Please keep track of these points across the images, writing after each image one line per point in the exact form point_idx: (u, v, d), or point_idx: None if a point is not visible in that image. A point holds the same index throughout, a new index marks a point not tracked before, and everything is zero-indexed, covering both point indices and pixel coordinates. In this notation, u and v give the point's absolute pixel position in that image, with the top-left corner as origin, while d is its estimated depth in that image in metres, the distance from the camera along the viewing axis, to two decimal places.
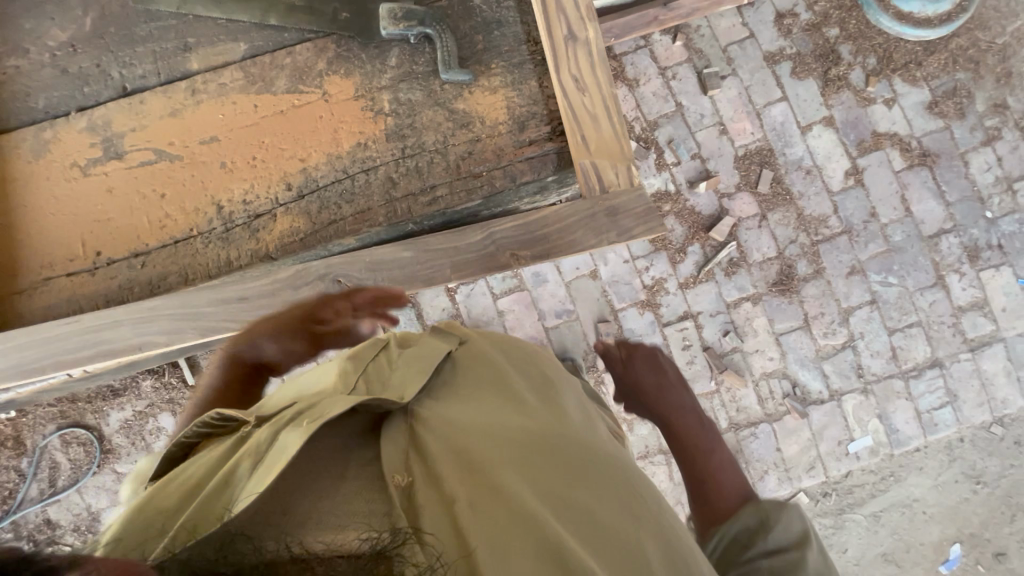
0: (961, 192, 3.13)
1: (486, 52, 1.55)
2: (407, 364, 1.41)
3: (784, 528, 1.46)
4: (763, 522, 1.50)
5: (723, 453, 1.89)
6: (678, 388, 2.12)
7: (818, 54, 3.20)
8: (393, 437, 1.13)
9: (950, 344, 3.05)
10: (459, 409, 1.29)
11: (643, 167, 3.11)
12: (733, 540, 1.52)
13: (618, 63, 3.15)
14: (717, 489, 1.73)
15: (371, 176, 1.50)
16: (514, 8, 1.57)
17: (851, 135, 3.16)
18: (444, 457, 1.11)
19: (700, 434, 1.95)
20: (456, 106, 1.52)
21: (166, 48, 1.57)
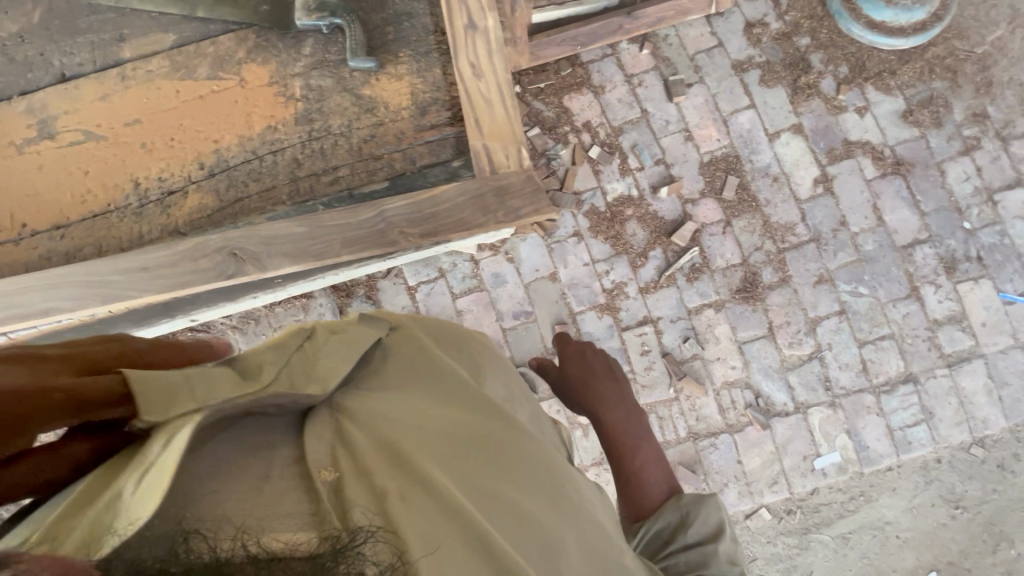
0: (937, 202, 3.02)
1: (395, 43, 1.61)
2: (336, 348, 1.16)
3: (701, 522, 1.60)
4: (684, 519, 1.61)
5: (651, 448, 1.84)
6: (615, 381, 1.92)
7: (788, 62, 3.16)
8: (314, 433, 0.97)
9: (925, 359, 2.92)
10: (389, 399, 1.14)
11: (607, 172, 3.09)
12: (656, 535, 1.63)
13: (584, 70, 3.18)
14: (643, 494, 1.74)
15: (278, 157, 1.57)
16: (424, 1, 1.63)
17: (821, 143, 3.09)
18: (373, 450, 0.97)
19: (630, 432, 1.84)
20: (363, 92, 1.59)
21: (103, 39, 1.68)
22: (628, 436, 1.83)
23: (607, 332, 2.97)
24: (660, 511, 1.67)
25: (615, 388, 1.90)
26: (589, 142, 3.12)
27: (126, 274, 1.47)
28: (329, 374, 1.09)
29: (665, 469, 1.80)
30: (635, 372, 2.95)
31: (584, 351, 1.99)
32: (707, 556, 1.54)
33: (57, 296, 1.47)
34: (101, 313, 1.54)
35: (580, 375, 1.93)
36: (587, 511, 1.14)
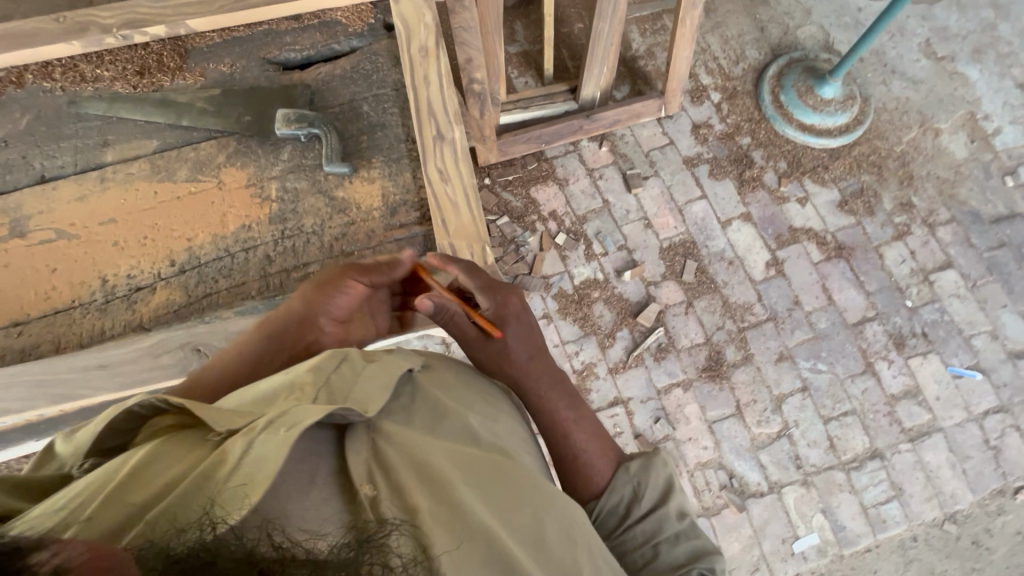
0: (880, 282, 3.24)
1: (368, 150, 1.75)
2: (377, 377, 1.23)
3: (653, 488, 1.38)
4: (638, 490, 1.37)
5: (586, 410, 1.52)
6: (533, 352, 1.53)
7: (733, 158, 3.48)
8: (358, 450, 1.09)
9: (888, 434, 2.98)
10: (428, 419, 1.23)
11: (573, 257, 3.24)
12: (614, 509, 1.37)
13: (550, 164, 3.42)
14: (582, 477, 1.41)
15: (251, 257, 1.62)
16: (397, 114, 1.79)
17: (769, 230, 3.33)
18: (405, 470, 1.06)
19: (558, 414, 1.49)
20: (336, 193, 1.69)
21: (87, 144, 1.77)
22: (557, 412, 1.49)
23: None
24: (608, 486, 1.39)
25: (532, 360, 1.51)
26: (555, 229, 3.30)
27: (84, 372, 1.46)
28: (367, 398, 1.17)
29: (602, 436, 1.48)
30: None
31: (499, 313, 1.52)
32: (664, 520, 1.33)
33: (7, 397, 1.43)
34: (50, 414, 1.50)
35: (494, 348, 1.51)
36: (597, 542, 1.13)
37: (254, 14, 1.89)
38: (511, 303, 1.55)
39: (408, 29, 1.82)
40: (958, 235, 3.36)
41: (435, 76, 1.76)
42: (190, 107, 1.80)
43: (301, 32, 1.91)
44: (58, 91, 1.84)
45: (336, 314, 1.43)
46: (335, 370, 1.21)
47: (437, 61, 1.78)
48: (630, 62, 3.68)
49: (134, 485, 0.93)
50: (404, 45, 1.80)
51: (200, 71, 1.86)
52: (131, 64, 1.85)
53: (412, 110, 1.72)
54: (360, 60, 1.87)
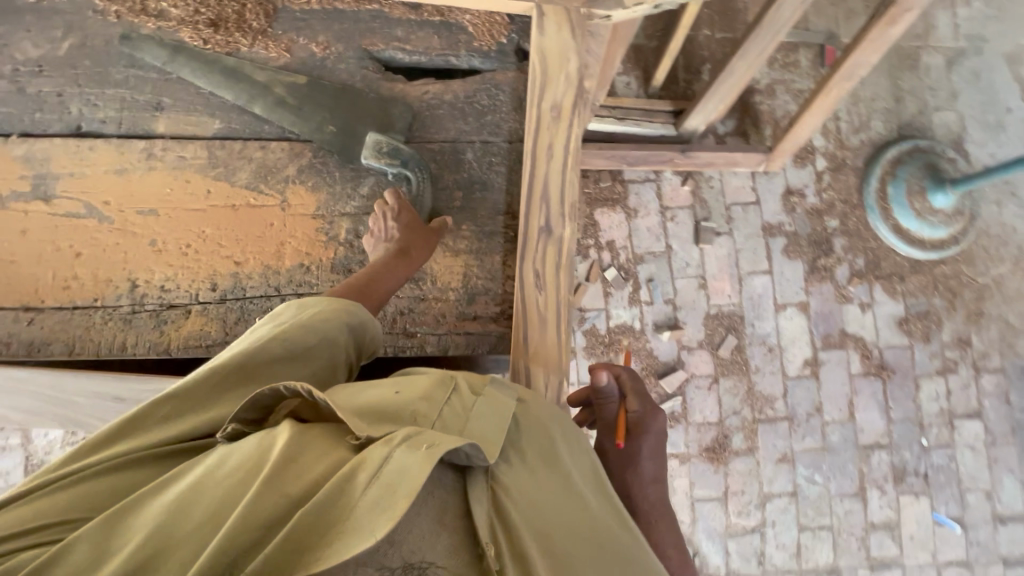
0: (905, 412, 3.15)
1: (460, 211, 1.51)
2: (494, 414, 1.10)
3: None
4: None
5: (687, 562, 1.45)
6: (657, 480, 1.49)
7: (813, 239, 3.21)
8: (478, 497, 0.95)
9: (853, 556, 3.05)
10: (538, 471, 1.07)
11: (616, 297, 3.05)
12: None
13: (623, 188, 3.12)
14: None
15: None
16: (503, 175, 1.53)
17: (819, 327, 3.16)
18: (528, 539, 0.94)
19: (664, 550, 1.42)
20: None
21: (138, 100, 1.49)
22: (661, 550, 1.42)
23: None
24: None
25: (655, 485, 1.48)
26: (607, 261, 3.07)
27: (100, 400, 1.35)
28: (485, 438, 1.04)
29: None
30: None
31: (645, 427, 1.48)
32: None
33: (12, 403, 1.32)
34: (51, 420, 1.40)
35: (626, 455, 1.49)
36: None
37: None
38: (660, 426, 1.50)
39: (544, 75, 1.50)
40: (999, 388, 3.25)
41: (560, 149, 1.48)
42: (267, 91, 1.50)
43: (416, 28, 1.57)
44: (111, 16, 1.50)
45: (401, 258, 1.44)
46: (448, 404, 1.08)
47: (568, 129, 1.49)
48: (745, 95, 3.25)
49: (280, 473, 0.84)
50: (534, 97, 1.50)
51: (287, 44, 1.53)
52: (206, 10, 1.52)
53: (523, 185, 1.47)
54: (477, 90, 1.56)
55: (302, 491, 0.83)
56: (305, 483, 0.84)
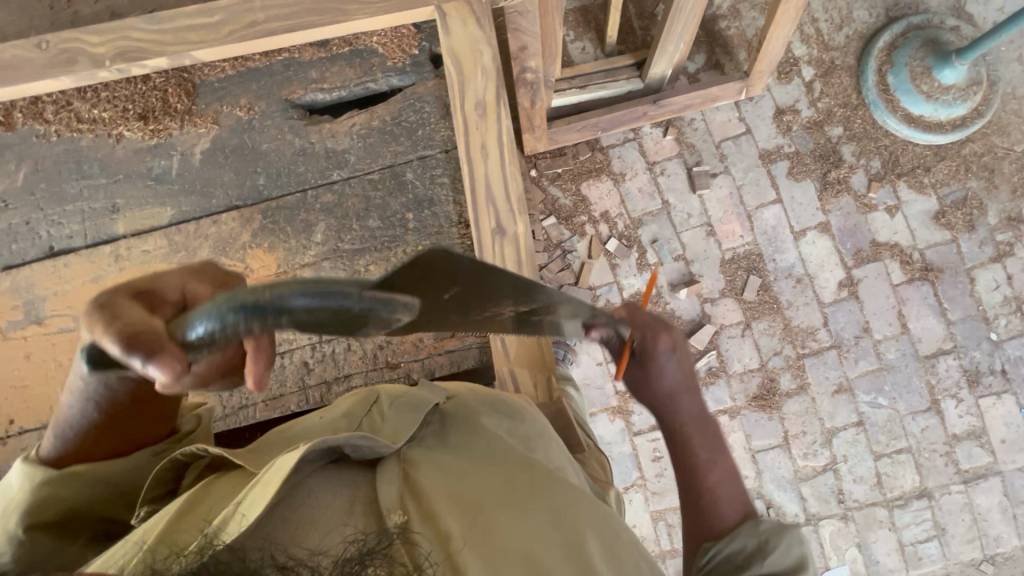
0: (964, 310, 2.91)
1: (414, 234, 1.50)
2: (406, 412, 1.28)
3: (781, 554, 1.34)
4: (763, 547, 1.35)
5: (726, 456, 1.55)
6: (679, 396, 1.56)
7: (819, 154, 3.00)
8: (389, 479, 1.10)
9: (941, 475, 2.84)
10: (456, 452, 1.23)
11: (624, 267, 2.96)
12: (728, 559, 1.37)
13: (605, 156, 3.02)
14: (711, 512, 1.47)
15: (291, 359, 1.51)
16: (448, 185, 1.51)
17: (847, 244, 2.96)
18: (439, 499, 1.09)
19: (697, 458, 1.54)
20: (377, 290, 1.49)
21: (94, 209, 1.56)
22: (699, 450, 1.54)
23: (617, 436, 2.89)
24: (733, 531, 1.41)
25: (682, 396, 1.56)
26: (606, 234, 2.98)
27: None
28: (395, 429, 1.22)
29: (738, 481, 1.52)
30: (646, 479, 2.89)
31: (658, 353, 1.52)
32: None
33: None
34: None
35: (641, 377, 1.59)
36: (637, 552, 1.17)
37: (272, 42, 1.54)
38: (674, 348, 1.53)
39: (461, 73, 1.46)
40: None
41: (494, 146, 1.45)
42: (206, 167, 1.55)
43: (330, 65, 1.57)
44: (53, 136, 1.58)
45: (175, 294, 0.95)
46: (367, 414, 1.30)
47: (497, 122, 1.45)
48: (709, 24, 3.07)
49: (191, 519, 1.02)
50: (458, 98, 1.46)
51: (213, 116, 1.56)
52: (132, 104, 1.57)
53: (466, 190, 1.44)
54: (402, 107, 1.54)
55: (196, 517, 1.03)
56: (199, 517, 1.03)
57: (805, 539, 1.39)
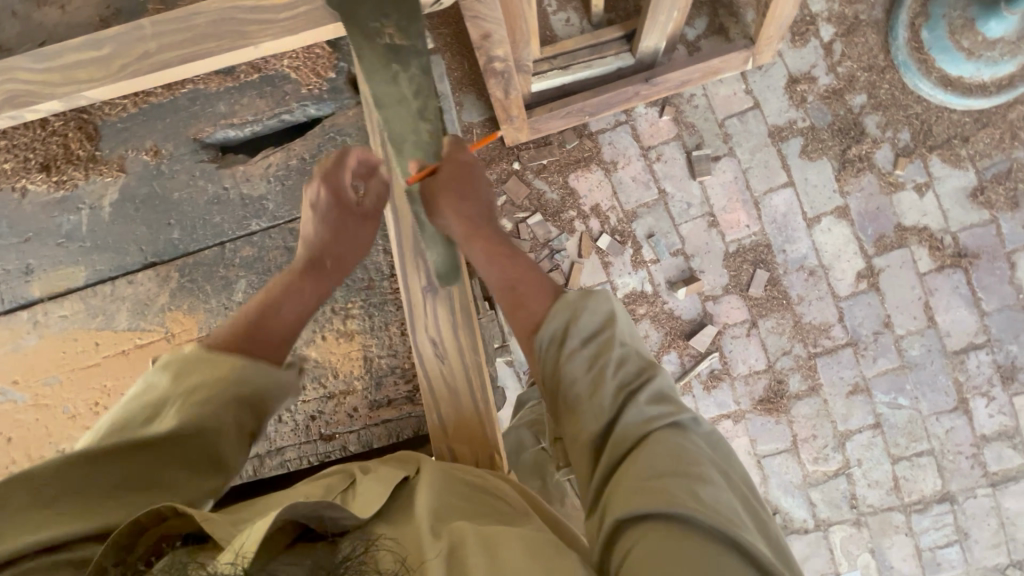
0: (1002, 299, 2.61)
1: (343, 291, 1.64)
2: (378, 481, 1.23)
3: (587, 315, 1.25)
4: (569, 317, 1.26)
5: (526, 256, 1.47)
6: (478, 214, 1.49)
7: (838, 128, 2.65)
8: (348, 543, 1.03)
9: (966, 477, 2.63)
10: (425, 506, 1.14)
11: (617, 264, 2.73)
12: (552, 345, 1.28)
13: (594, 142, 2.74)
14: (526, 313, 1.36)
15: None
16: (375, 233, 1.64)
17: (868, 230, 2.65)
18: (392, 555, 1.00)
19: (503, 271, 1.44)
20: (309, 354, 1.62)
21: (8, 270, 1.59)
22: (497, 255, 1.46)
23: None
24: (550, 314, 1.29)
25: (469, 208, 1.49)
26: (598, 229, 2.74)
27: None
28: (367, 503, 1.15)
29: (541, 272, 1.42)
30: None
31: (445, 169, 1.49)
32: (602, 352, 1.21)
33: None
34: None
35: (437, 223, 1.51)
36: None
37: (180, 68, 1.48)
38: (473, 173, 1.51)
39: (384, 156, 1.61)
40: None
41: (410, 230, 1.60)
42: (122, 224, 1.59)
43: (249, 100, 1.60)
44: None
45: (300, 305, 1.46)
46: (341, 489, 1.23)
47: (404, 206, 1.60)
48: None
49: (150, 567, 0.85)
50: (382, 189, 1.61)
51: (119, 162, 1.59)
52: (35, 154, 1.57)
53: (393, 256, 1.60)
54: (320, 142, 1.65)
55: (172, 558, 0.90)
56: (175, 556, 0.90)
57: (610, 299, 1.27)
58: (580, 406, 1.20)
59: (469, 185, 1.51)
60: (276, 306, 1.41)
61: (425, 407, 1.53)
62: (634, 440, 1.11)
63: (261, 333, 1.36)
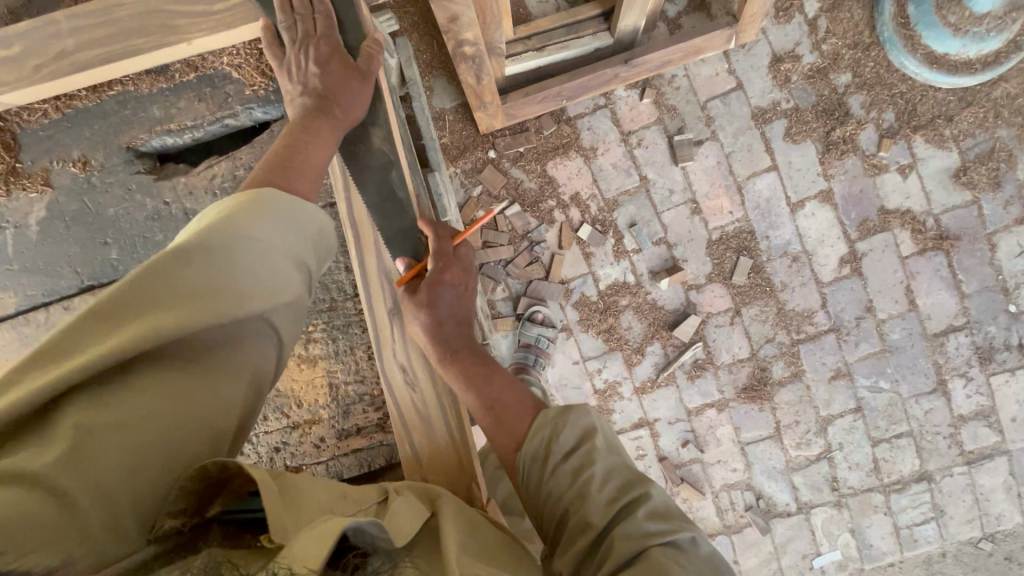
0: (982, 281, 2.61)
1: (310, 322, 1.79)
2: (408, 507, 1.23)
3: (571, 428, 1.39)
4: (555, 430, 1.40)
5: (503, 370, 1.59)
6: (458, 325, 1.61)
7: (822, 109, 2.57)
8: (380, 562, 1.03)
9: (944, 456, 2.67)
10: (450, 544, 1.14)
11: (599, 255, 2.65)
12: (534, 459, 1.40)
13: (572, 128, 2.62)
14: (505, 429, 1.47)
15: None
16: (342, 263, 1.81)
17: (852, 214, 2.61)
18: None
19: (483, 387, 1.54)
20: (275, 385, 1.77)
21: None
22: (476, 366, 1.57)
23: None
24: (529, 432, 1.43)
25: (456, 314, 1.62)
26: (578, 219, 2.65)
27: None
28: (399, 524, 1.15)
29: (520, 389, 1.54)
30: None
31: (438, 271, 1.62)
32: (588, 461, 1.33)
33: None
34: None
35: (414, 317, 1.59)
36: None
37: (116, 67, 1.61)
38: (455, 274, 1.63)
39: (345, 181, 1.66)
40: None
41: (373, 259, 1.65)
42: (54, 253, 1.81)
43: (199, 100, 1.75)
44: None
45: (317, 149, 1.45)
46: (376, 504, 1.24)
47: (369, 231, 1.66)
48: None
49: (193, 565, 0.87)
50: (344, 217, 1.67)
51: (43, 177, 1.78)
52: None
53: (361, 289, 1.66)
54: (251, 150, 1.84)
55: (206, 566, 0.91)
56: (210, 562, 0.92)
57: (594, 419, 1.43)
58: (570, 523, 1.28)
59: (455, 283, 1.63)
60: (298, 153, 1.40)
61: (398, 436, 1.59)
62: (626, 555, 1.16)
63: (290, 172, 1.36)
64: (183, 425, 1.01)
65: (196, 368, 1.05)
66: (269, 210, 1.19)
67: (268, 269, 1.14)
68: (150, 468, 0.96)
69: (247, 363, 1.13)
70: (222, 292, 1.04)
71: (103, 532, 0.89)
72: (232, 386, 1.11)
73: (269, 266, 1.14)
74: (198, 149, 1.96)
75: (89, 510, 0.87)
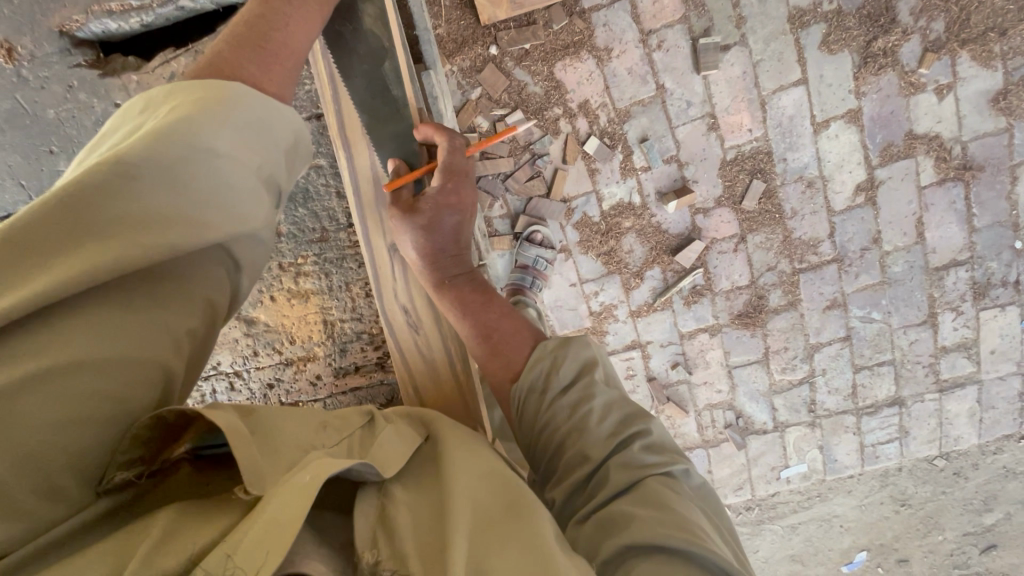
0: (994, 215, 2.53)
1: (302, 255, 1.72)
2: (395, 438, 1.11)
3: (572, 360, 1.31)
4: (554, 363, 1.31)
5: (502, 300, 1.49)
6: (457, 255, 1.49)
7: (866, 13, 2.29)
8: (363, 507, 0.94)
9: (919, 384, 2.78)
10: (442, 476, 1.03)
11: (605, 172, 2.48)
12: (530, 391, 1.31)
13: (585, 23, 2.32)
14: (501, 361, 1.38)
15: (204, 393, 1.81)
16: (335, 195, 1.70)
17: (877, 138, 2.44)
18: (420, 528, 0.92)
19: (478, 315, 1.44)
20: (268, 322, 1.75)
21: None
22: (472, 293, 1.47)
23: None
24: (528, 364, 1.33)
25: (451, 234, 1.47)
26: (585, 131, 2.43)
27: None
28: (385, 457, 1.05)
29: (519, 318, 1.44)
30: None
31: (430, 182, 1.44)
32: (587, 393, 1.25)
33: None
34: None
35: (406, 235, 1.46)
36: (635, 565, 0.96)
37: None
38: (461, 198, 1.46)
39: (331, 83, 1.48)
40: None
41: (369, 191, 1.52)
42: None
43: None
44: None
45: (296, 20, 1.22)
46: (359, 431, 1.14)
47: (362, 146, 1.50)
48: None
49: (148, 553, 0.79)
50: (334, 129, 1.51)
51: None
52: None
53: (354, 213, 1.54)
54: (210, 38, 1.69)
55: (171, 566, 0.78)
56: (178, 558, 0.80)
57: (599, 350, 1.34)
58: (564, 454, 1.22)
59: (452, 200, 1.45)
60: (272, 23, 1.18)
61: (399, 374, 1.56)
62: (621, 486, 1.11)
63: (265, 53, 1.16)
64: (129, 367, 0.87)
65: (143, 298, 0.91)
66: (234, 111, 1.01)
67: (233, 186, 0.98)
68: (93, 424, 0.84)
69: (204, 288, 1.01)
70: (171, 214, 0.89)
71: (34, 493, 0.79)
72: (187, 317, 0.98)
73: (236, 183, 0.98)
74: (154, 37, 1.78)
75: (8, 480, 0.76)
